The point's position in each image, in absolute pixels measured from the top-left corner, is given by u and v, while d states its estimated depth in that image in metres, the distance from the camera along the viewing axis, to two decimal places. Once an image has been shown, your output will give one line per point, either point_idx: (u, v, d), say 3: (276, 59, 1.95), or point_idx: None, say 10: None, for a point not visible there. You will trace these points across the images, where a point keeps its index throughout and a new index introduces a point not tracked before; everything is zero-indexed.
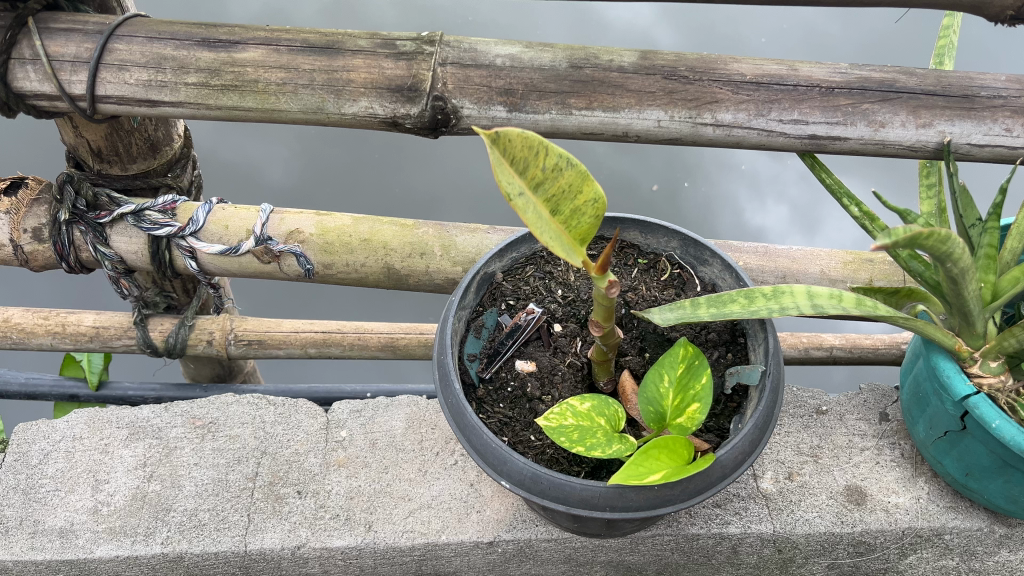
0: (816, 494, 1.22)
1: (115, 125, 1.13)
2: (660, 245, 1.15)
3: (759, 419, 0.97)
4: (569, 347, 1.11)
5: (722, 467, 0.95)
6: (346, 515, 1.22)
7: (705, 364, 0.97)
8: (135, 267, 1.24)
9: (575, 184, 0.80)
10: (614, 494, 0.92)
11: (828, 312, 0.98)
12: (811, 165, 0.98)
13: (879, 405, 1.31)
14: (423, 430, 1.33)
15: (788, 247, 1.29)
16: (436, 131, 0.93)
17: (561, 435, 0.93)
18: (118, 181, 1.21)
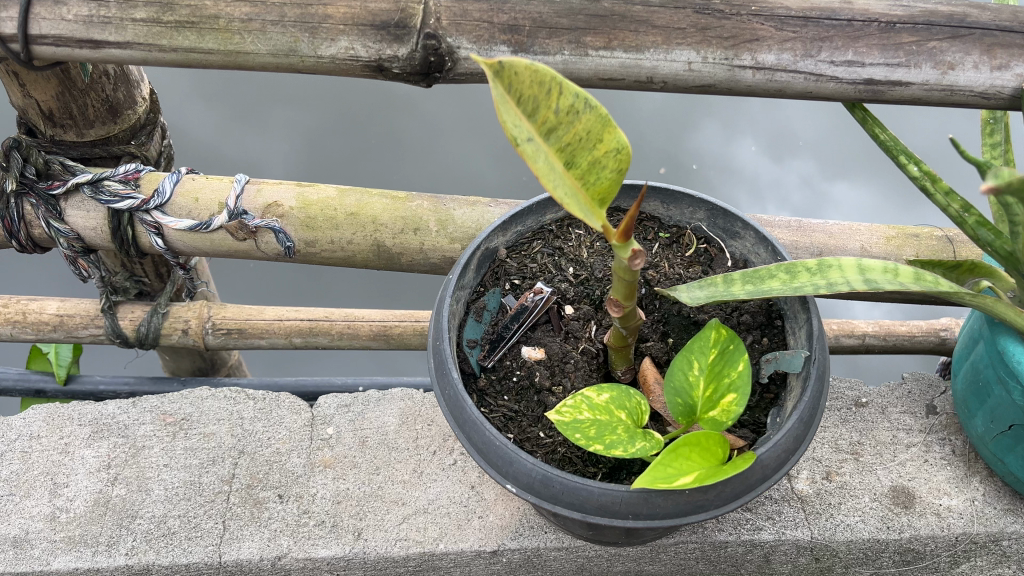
0: (858, 496, 1.09)
1: (65, 82, 0.99)
2: (684, 217, 1.02)
3: (804, 412, 0.83)
4: (583, 332, 0.97)
5: (764, 467, 0.81)
6: (332, 521, 1.09)
7: (741, 349, 0.84)
8: (95, 246, 1.11)
9: (594, 131, 0.67)
10: (638, 499, 0.79)
11: (883, 288, 0.84)
12: (864, 119, 0.85)
13: (925, 397, 1.18)
14: (419, 426, 1.21)
15: (824, 221, 1.16)
16: (429, 77, 0.80)
17: (575, 432, 0.80)
18: (74, 149, 1.08)
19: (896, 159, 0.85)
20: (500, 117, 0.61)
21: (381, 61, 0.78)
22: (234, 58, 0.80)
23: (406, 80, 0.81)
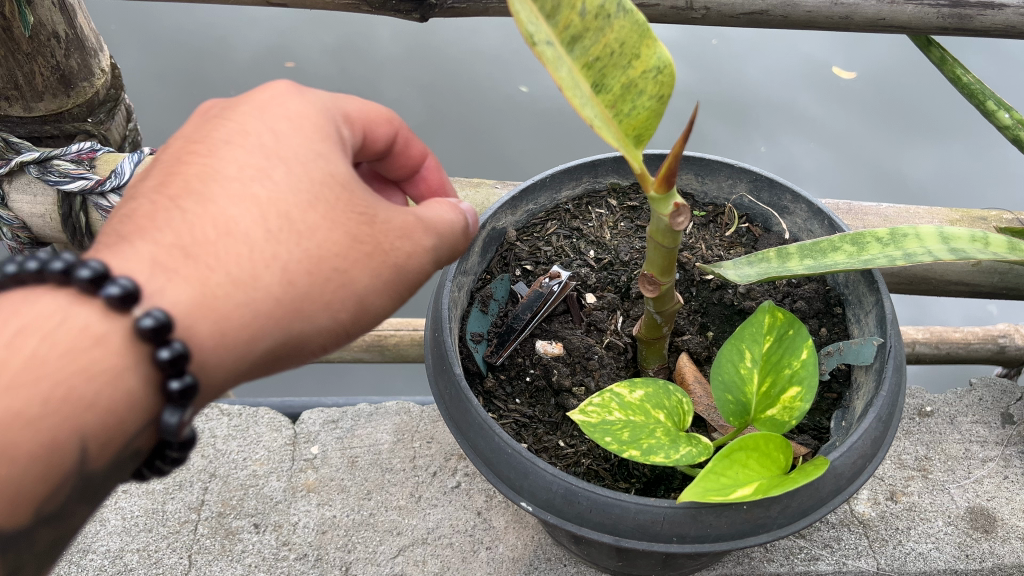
0: (929, 520, 0.93)
1: (7, 43, 0.87)
2: (723, 193, 0.89)
3: (883, 410, 0.68)
4: (608, 324, 0.82)
5: (837, 477, 0.66)
6: (316, 555, 0.94)
7: (803, 334, 0.69)
8: (44, 238, 0.98)
9: (628, 42, 0.53)
10: (685, 518, 0.63)
11: (974, 258, 0.69)
12: (943, 60, 0.74)
13: (1000, 405, 1.04)
14: (416, 444, 1.05)
15: (877, 204, 1.02)
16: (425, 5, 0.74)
17: (605, 435, 0.65)
18: (22, 126, 0.96)
19: (984, 105, 0.73)
20: (511, 10, 0.48)
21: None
22: None
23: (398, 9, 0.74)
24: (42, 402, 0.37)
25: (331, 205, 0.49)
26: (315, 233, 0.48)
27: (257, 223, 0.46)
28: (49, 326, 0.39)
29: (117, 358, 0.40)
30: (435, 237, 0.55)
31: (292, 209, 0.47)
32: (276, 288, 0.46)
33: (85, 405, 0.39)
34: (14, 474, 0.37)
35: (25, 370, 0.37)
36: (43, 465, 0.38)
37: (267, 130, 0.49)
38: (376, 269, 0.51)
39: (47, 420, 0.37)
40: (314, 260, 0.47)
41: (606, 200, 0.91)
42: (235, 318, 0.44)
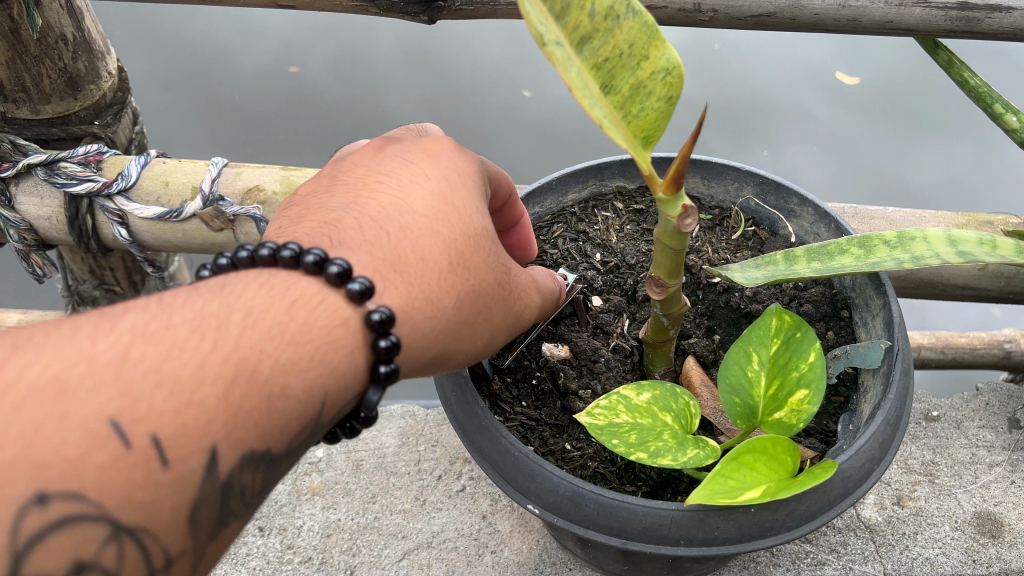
0: (936, 524, 0.93)
1: (15, 45, 0.87)
2: (729, 196, 0.89)
3: (891, 413, 0.68)
4: (615, 326, 0.82)
5: (845, 480, 0.66)
6: (320, 558, 0.94)
7: (810, 337, 0.68)
8: (51, 240, 0.98)
9: (638, 43, 0.53)
10: (692, 521, 0.63)
11: (982, 260, 0.69)
12: (950, 62, 0.74)
13: (1007, 409, 1.04)
14: (421, 447, 1.05)
15: (882, 208, 1.02)
16: (430, 7, 0.72)
17: (612, 438, 0.64)
18: (28, 129, 0.96)
19: (990, 108, 0.73)
20: (522, 10, 0.48)
21: None
22: None
23: (404, 11, 0.71)
24: (310, 357, 0.42)
25: (486, 249, 0.57)
26: (475, 273, 0.55)
27: (441, 253, 0.53)
28: (309, 301, 0.44)
29: (356, 327, 0.46)
30: (531, 297, 0.65)
31: (463, 249, 0.54)
32: (446, 315, 0.53)
33: (331, 368, 0.43)
34: (289, 413, 0.40)
35: (299, 334, 0.42)
36: (302, 413, 0.41)
37: (444, 177, 0.57)
38: (497, 314, 0.59)
39: (310, 372, 0.41)
40: (469, 295, 0.55)
41: (612, 203, 0.91)
42: (422, 330, 0.51)
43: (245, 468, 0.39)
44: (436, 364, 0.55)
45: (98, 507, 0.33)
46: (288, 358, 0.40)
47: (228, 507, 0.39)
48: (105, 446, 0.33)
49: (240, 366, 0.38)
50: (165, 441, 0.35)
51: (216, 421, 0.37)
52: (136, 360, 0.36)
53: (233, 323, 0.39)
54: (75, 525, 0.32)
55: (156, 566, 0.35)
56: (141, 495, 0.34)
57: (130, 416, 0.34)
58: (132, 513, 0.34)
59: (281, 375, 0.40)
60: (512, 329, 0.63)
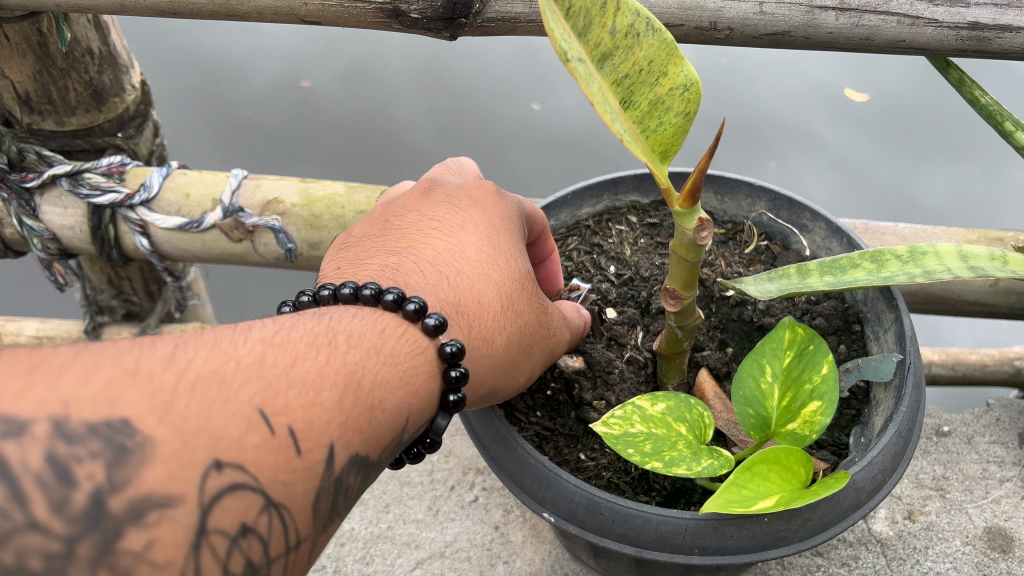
0: (947, 539, 0.93)
1: (43, 60, 0.89)
2: (742, 211, 0.90)
3: (903, 425, 0.69)
4: (628, 338, 0.84)
5: (857, 491, 0.66)
6: (334, 567, 0.94)
7: (823, 349, 0.70)
8: (72, 250, 1.00)
9: (657, 60, 0.54)
10: (706, 530, 0.64)
11: (992, 276, 0.70)
12: (961, 82, 0.74)
13: (1018, 425, 1.04)
14: (434, 458, 1.06)
15: (894, 224, 1.03)
16: (453, 24, 0.68)
17: (628, 447, 0.65)
18: (53, 141, 0.98)
19: (1000, 126, 0.73)
20: (546, 27, 0.50)
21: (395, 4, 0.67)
22: (227, 3, 0.71)
23: (426, 28, 0.69)
24: (400, 381, 0.47)
25: (531, 288, 0.63)
26: (524, 310, 0.61)
27: (494, 293, 0.59)
28: (396, 331, 0.50)
29: (430, 355, 0.51)
30: (563, 331, 0.69)
31: (513, 290, 0.61)
32: (498, 355, 0.58)
33: (416, 391, 0.48)
34: (387, 422, 0.45)
35: (388, 358, 0.47)
36: (395, 427, 0.46)
37: (490, 226, 0.64)
38: (542, 350, 0.64)
39: (400, 391, 0.47)
40: (520, 330, 0.60)
41: (626, 217, 0.92)
42: (480, 366, 0.56)
43: (354, 469, 0.43)
44: (486, 398, 0.59)
45: (256, 479, 0.37)
46: (383, 377, 0.46)
47: (341, 504, 0.42)
48: (257, 429, 0.38)
49: (348, 379, 0.43)
50: (299, 432, 0.39)
51: (334, 422, 0.41)
52: (270, 363, 0.41)
53: (339, 344, 0.45)
54: (240, 491, 0.36)
55: (290, 546, 0.39)
56: (284, 475, 0.38)
57: (274, 409, 0.39)
58: (278, 490, 0.38)
59: (379, 392, 0.45)
60: (544, 363, 0.66)
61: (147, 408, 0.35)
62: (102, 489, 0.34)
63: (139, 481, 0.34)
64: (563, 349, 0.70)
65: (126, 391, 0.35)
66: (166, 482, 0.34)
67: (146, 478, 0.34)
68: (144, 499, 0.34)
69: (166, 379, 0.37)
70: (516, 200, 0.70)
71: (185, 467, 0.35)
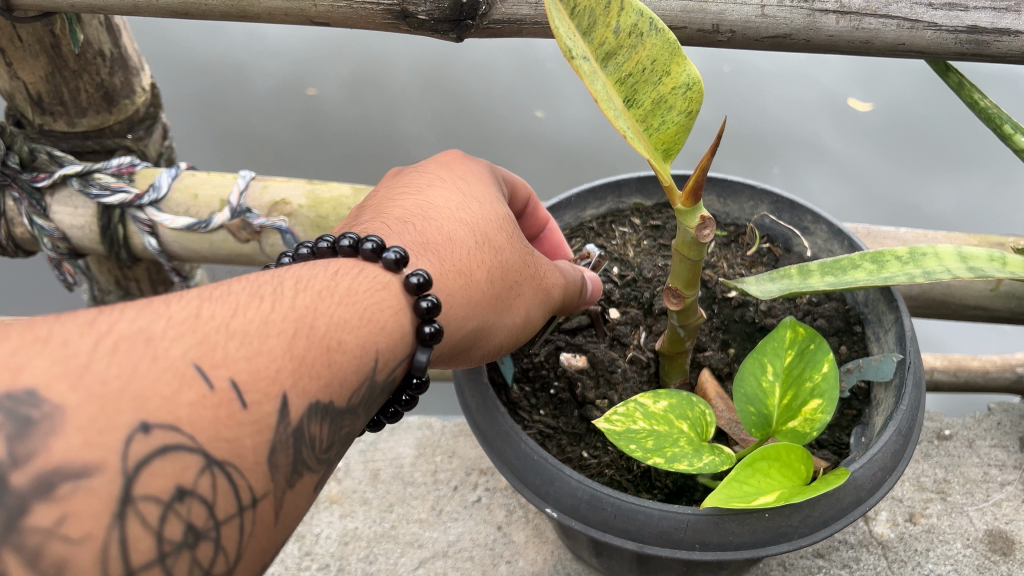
0: (948, 542, 0.94)
1: (56, 61, 0.91)
2: (743, 213, 0.91)
3: (903, 423, 0.69)
4: (631, 338, 0.84)
5: (858, 488, 0.67)
6: (338, 565, 0.95)
7: (824, 348, 0.70)
8: (81, 249, 1.01)
9: (660, 59, 0.55)
10: (708, 525, 0.64)
11: (991, 276, 0.71)
12: (961, 86, 0.75)
13: (1018, 429, 1.05)
14: (438, 458, 1.07)
15: (896, 229, 1.04)
16: (460, 25, 0.69)
17: (630, 443, 0.66)
18: (64, 141, 0.99)
19: (1000, 129, 0.74)
20: (551, 25, 0.51)
21: (404, 6, 0.68)
22: (238, 3, 0.73)
23: (433, 30, 0.70)
24: (359, 319, 0.48)
25: (509, 232, 0.65)
26: (502, 250, 0.63)
27: (466, 234, 0.61)
28: (353, 272, 0.51)
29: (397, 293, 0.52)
30: (557, 280, 0.70)
31: (487, 231, 0.62)
32: (480, 290, 0.59)
33: (379, 327, 0.49)
34: (348, 365, 0.45)
35: (344, 295, 0.48)
36: (356, 370, 0.46)
37: (459, 182, 0.66)
38: (533, 293, 0.66)
39: (359, 331, 0.47)
40: (501, 269, 0.62)
41: (629, 219, 0.93)
42: (462, 298, 0.57)
43: (314, 419, 0.43)
44: (480, 336, 0.60)
45: (192, 439, 0.36)
46: (339, 318, 0.46)
47: (302, 456, 0.42)
48: (191, 386, 0.37)
49: (297, 322, 0.43)
50: (242, 384, 0.39)
51: (284, 370, 0.41)
52: (206, 316, 0.40)
53: (287, 288, 0.45)
54: (173, 453, 0.35)
55: (243, 505, 0.38)
56: (227, 432, 0.38)
57: (211, 363, 0.38)
58: (219, 447, 0.37)
59: (335, 332, 0.45)
60: (539, 311, 0.67)
61: (59, 376, 0.34)
62: (5, 464, 0.32)
63: (48, 453, 0.33)
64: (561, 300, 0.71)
65: (35, 360, 0.34)
66: (79, 451, 0.33)
67: (56, 448, 0.33)
68: (56, 471, 0.32)
69: (83, 346, 0.36)
70: (487, 163, 0.72)
71: (104, 435, 0.34)
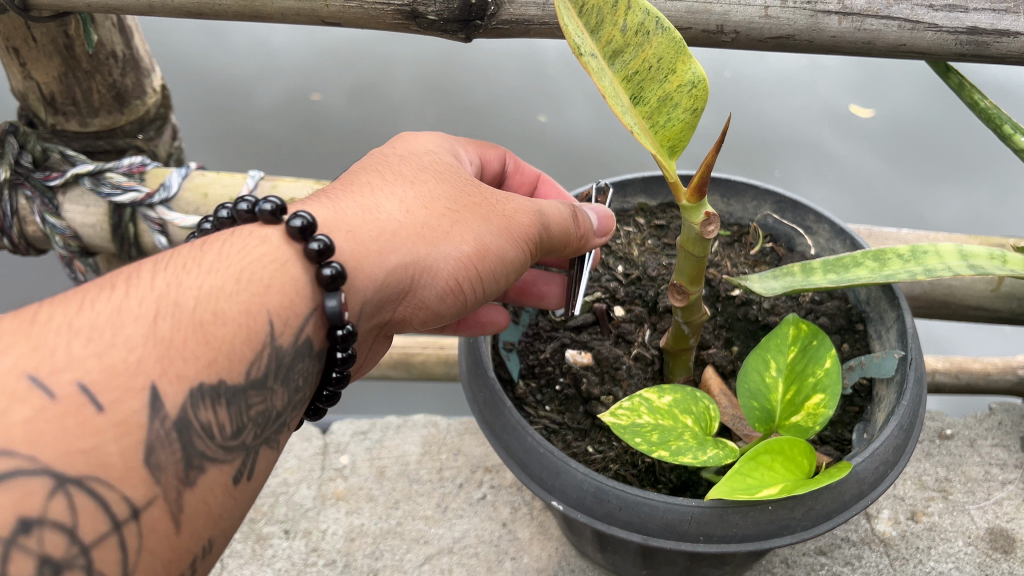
0: (950, 539, 0.94)
1: (69, 62, 0.93)
2: (747, 213, 0.92)
3: (904, 419, 0.70)
4: (636, 336, 0.85)
5: (859, 482, 0.68)
6: (345, 561, 0.96)
7: (826, 344, 0.71)
8: (93, 248, 1.02)
9: (666, 58, 0.56)
10: (711, 517, 0.65)
11: (992, 274, 0.72)
12: (961, 87, 0.77)
13: (1019, 429, 1.06)
14: (443, 456, 1.08)
15: (898, 230, 1.05)
16: (469, 26, 0.71)
17: (635, 436, 0.67)
18: (75, 141, 1.02)
19: (1000, 129, 0.75)
20: (561, 23, 0.52)
21: (414, 6, 0.69)
22: (250, 4, 0.74)
23: (442, 30, 0.71)
24: (238, 282, 0.51)
25: (442, 176, 0.68)
26: (427, 191, 0.66)
27: (385, 184, 0.65)
28: (236, 235, 0.56)
29: (281, 246, 0.56)
30: (522, 209, 0.68)
31: (408, 178, 0.66)
32: (391, 222, 0.62)
33: (259, 280, 0.53)
34: (227, 332, 0.49)
35: (215, 260, 0.52)
36: (242, 336, 0.50)
37: (399, 148, 0.72)
38: (490, 219, 0.66)
39: (237, 295, 0.51)
40: (423, 206, 0.64)
41: (634, 219, 0.94)
42: (366, 236, 0.61)
43: (197, 404, 0.46)
44: (413, 266, 0.63)
45: (36, 461, 0.39)
46: (213, 287, 0.50)
47: (193, 450, 0.46)
48: (32, 404, 0.40)
49: (155, 304, 0.47)
50: (90, 386, 0.42)
51: (147, 358, 0.45)
52: (50, 318, 0.45)
53: (145, 272, 0.49)
54: (17, 479, 0.38)
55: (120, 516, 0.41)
56: (84, 441, 0.41)
57: (49, 369, 0.42)
58: (75, 460, 0.40)
59: (208, 303, 0.49)
60: (500, 240, 0.66)
61: None
62: None
63: None
64: (537, 230, 0.68)
65: None
66: None
67: None
68: None
69: None
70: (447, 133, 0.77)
71: None
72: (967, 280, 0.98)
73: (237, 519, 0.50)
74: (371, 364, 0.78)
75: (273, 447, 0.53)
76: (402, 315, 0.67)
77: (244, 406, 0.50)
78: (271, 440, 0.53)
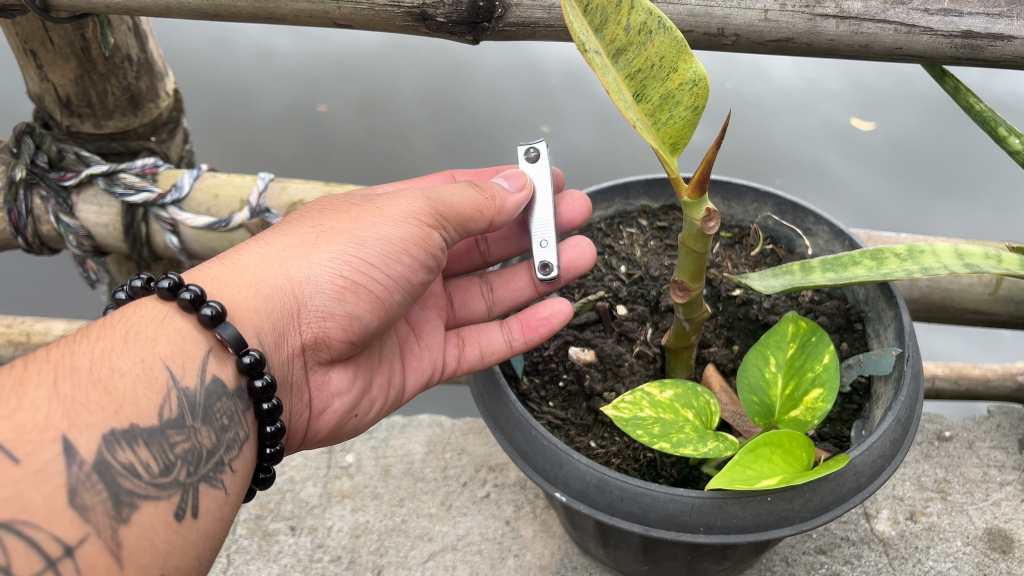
0: (948, 539, 0.95)
1: (86, 64, 0.97)
2: (747, 215, 0.94)
3: (902, 413, 0.72)
4: (638, 334, 0.87)
5: (857, 474, 0.69)
6: (350, 557, 0.97)
7: (825, 340, 0.73)
8: (105, 247, 1.04)
9: (667, 56, 0.58)
10: (711, 508, 0.67)
11: (987, 272, 0.74)
12: (957, 90, 0.78)
13: (1017, 431, 1.07)
14: (448, 455, 1.09)
15: (896, 234, 1.06)
16: (476, 27, 0.73)
17: (637, 428, 0.69)
18: (91, 142, 1.06)
19: (995, 131, 0.77)
20: (567, 20, 0.54)
21: (424, 8, 0.71)
22: (265, 5, 0.76)
23: (450, 32, 0.74)
24: (125, 342, 0.57)
25: (322, 211, 0.75)
26: (304, 227, 0.73)
27: (268, 235, 0.73)
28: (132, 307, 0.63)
29: (161, 306, 0.62)
30: (407, 197, 0.72)
31: (288, 225, 0.74)
32: (259, 260, 0.69)
33: (144, 336, 0.59)
34: (123, 382, 0.54)
35: (104, 328, 0.58)
36: (144, 384, 0.55)
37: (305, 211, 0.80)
38: (368, 223, 0.71)
39: (127, 352, 0.56)
40: (296, 238, 0.71)
41: (637, 220, 0.96)
42: (232, 273, 0.68)
43: (113, 447, 0.51)
44: (289, 286, 0.68)
45: None
46: (101, 349, 0.55)
47: (123, 488, 0.51)
48: None
49: (54, 370, 0.52)
50: (9, 445, 0.47)
51: (54, 415, 0.50)
52: None
53: (43, 351, 0.55)
54: None
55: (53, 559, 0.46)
56: (9, 486, 0.46)
57: None
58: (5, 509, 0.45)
59: (101, 362, 0.55)
60: (375, 235, 0.70)
61: None
62: None
63: None
64: (428, 212, 0.71)
65: None
66: None
67: None
68: None
69: None
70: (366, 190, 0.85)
71: None
72: (964, 282, 1.00)
73: (196, 556, 0.54)
74: (341, 394, 0.76)
75: (216, 485, 0.57)
76: (315, 336, 0.70)
77: (166, 445, 0.55)
78: (211, 478, 0.57)
